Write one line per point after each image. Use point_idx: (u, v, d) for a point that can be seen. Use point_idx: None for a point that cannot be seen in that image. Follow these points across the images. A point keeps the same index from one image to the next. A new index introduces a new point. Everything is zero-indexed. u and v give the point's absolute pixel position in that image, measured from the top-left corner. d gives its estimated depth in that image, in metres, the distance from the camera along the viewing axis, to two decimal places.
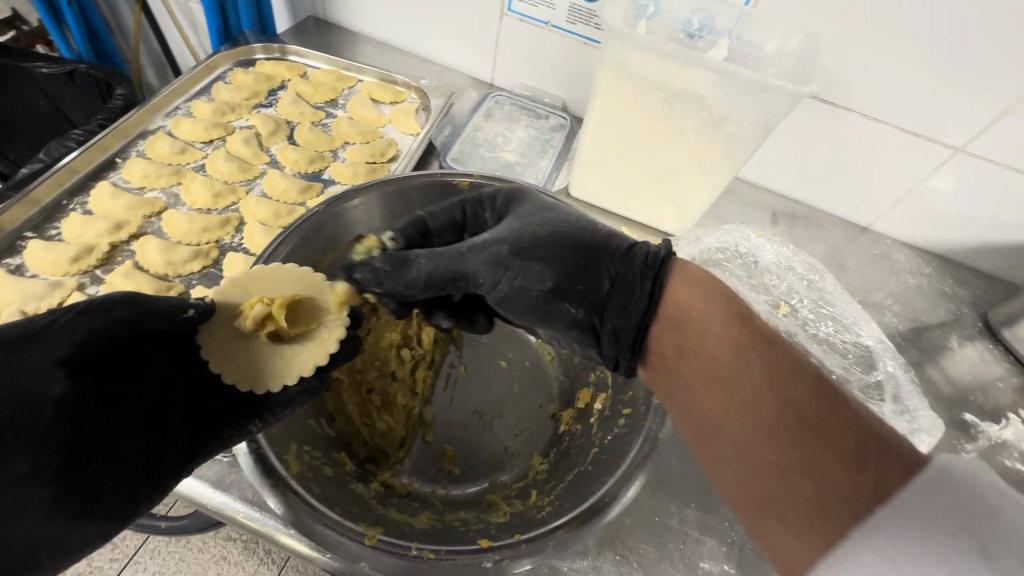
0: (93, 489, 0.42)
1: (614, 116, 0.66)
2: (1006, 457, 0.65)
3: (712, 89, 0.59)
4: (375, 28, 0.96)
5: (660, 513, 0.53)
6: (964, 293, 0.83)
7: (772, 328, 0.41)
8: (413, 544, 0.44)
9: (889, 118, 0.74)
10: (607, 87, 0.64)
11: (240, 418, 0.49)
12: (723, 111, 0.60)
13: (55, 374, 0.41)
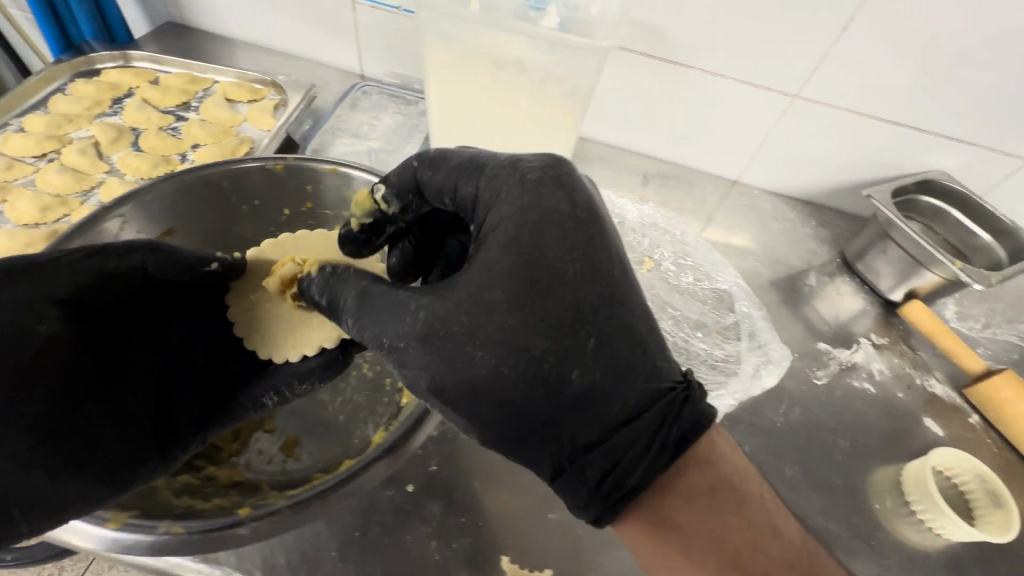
0: (94, 443, 0.47)
1: (451, 93, 0.67)
2: (856, 379, 0.69)
3: (533, 54, 0.61)
4: (236, 28, 0.94)
5: (509, 472, 0.53)
6: (824, 234, 0.88)
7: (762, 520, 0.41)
8: (163, 523, 0.45)
9: (728, 73, 0.77)
10: (440, 59, 0.64)
11: (258, 391, 0.57)
12: (544, 73, 0.62)
13: (50, 316, 0.46)
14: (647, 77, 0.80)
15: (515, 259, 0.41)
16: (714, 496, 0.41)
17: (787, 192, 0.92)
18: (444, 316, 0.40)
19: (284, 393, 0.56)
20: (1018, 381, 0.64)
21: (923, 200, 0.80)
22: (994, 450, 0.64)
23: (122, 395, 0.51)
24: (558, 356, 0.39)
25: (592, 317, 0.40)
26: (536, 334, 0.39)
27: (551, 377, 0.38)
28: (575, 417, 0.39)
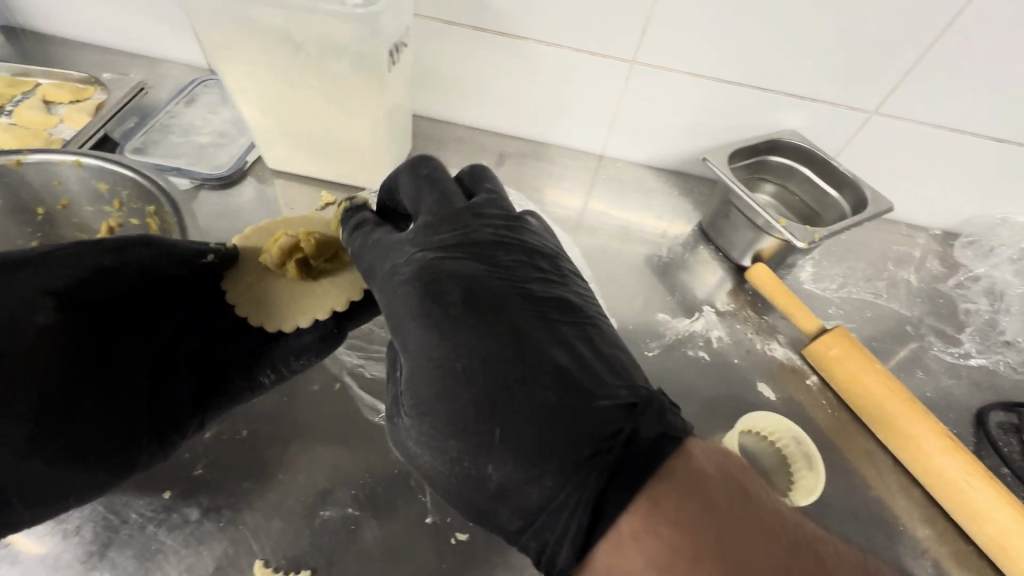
0: (85, 432, 0.45)
1: (238, 80, 0.62)
2: (693, 348, 0.67)
3: (297, 27, 0.55)
4: (67, 26, 0.89)
5: (285, 470, 0.50)
6: (686, 203, 0.87)
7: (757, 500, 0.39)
8: None
9: (565, 41, 0.74)
10: (211, 38, 0.57)
11: (255, 369, 0.53)
12: (318, 49, 0.57)
13: (42, 305, 0.42)
14: (484, 54, 0.76)
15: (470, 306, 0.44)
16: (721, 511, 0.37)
17: (653, 163, 0.90)
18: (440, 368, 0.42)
19: (285, 369, 0.53)
20: (846, 337, 0.62)
21: (773, 159, 0.79)
22: (827, 410, 0.63)
23: (119, 391, 0.48)
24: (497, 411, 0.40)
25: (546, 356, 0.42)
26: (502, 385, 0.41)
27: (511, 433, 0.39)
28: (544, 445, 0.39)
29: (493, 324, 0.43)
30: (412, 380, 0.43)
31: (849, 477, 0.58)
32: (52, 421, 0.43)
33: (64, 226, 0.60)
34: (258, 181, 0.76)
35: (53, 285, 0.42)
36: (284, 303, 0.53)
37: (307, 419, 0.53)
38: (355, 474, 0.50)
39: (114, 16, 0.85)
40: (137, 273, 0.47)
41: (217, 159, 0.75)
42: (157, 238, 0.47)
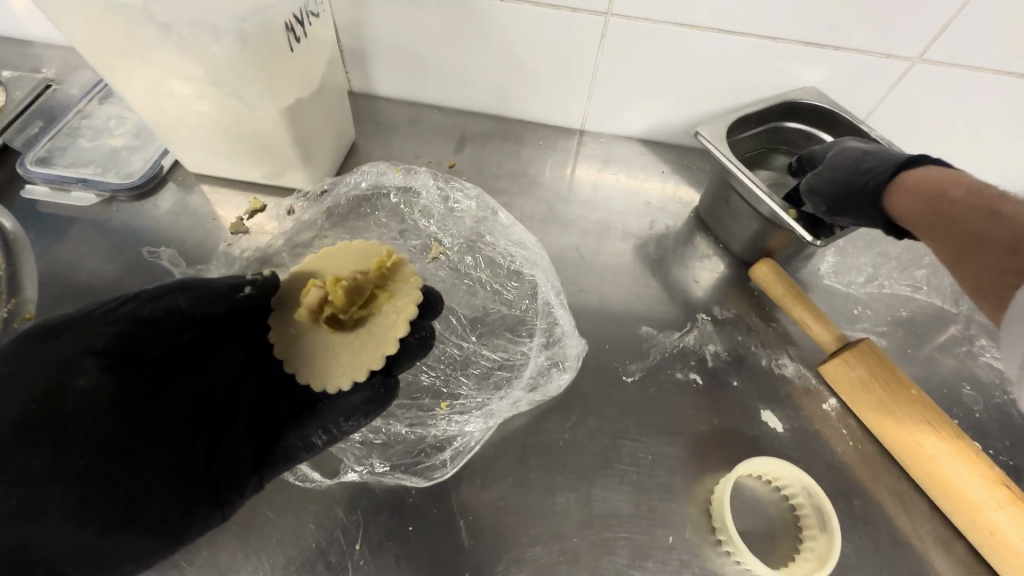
0: (135, 497, 0.40)
1: (117, 74, 0.51)
2: (683, 368, 0.55)
3: (158, 5, 0.43)
4: None
5: (185, 549, 0.43)
6: (682, 182, 0.73)
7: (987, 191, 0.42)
8: None
9: None
10: (51, 14, 0.45)
11: (307, 427, 0.44)
12: (191, 31, 0.45)
13: (85, 365, 0.40)
14: (427, 18, 0.64)
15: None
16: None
17: (642, 134, 0.76)
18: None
19: (335, 431, 0.44)
20: (874, 355, 0.50)
21: (789, 127, 0.66)
22: (849, 443, 0.51)
23: (169, 445, 0.44)
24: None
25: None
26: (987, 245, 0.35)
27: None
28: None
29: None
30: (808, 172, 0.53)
31: (875, 531, 0.47)
32: (96, 488, 0.38)
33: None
34: (178, 188, 0.67)
35: (90, 342, 0.40)
36: (325, 356, 0.46)
37: None
38: (266, 551, 0.43)
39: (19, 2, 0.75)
40: (184, 319, 0.45)
41: (128, 165, 0.66)
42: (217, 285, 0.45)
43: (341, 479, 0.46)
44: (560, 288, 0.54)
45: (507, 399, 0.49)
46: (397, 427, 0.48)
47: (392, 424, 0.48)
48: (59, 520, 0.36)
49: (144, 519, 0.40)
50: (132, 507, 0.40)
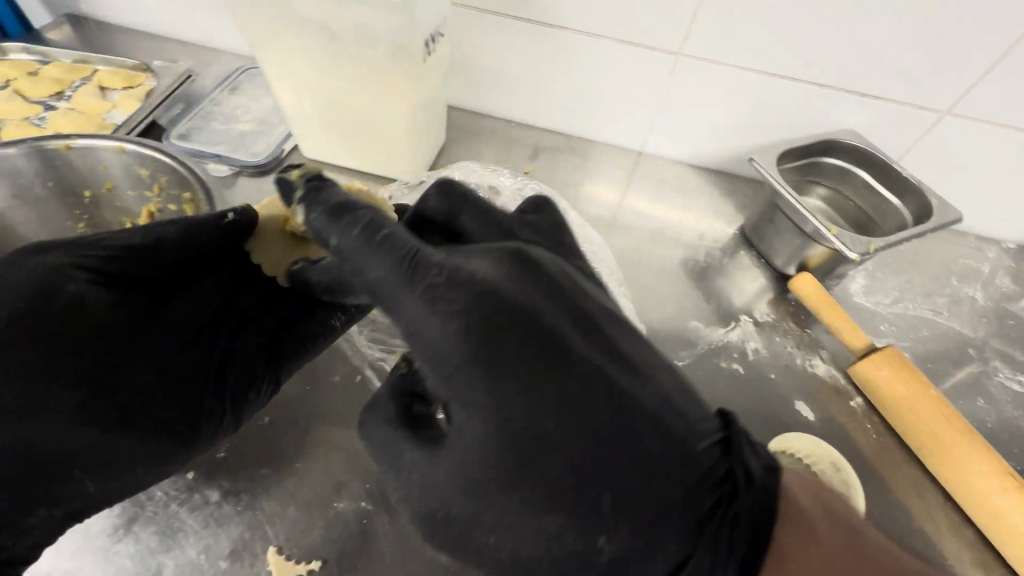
0: (130, 398, 0.47)
1: (277, 66, 0.62)
2: (726, 359, 0.64)
3: (334, 16, 0.54)
4: (128, 16, 0.93)
5: (303, 459, 0.50)
6: (727, 205, 0.82)
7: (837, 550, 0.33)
8: None
9: (603, 33, 0.71)
10: (254, 27, 0.58)
11: (327, 313, 0.55)
12: (354, 38, 0.56)
13: (75, 276, 0.47)
14: (521, 42, 0.74)
15: (435, 500, 0.38)
16: (799, 520, 0.34)
17: (693, 161, 0.85)
18: (449, 484, 0.37)
19: (352, 312, 0.55)
20: (897, 359, 0.57)
21: (827, 161, 0.73)
22: (872, 436, 0.58)
23: (161, 356, 0.50)
24: (580, 485, 0.34)
25: (547, 328, 0.36)
26: (514, 505, 0.35)
27: (580, 521, 0.34)
28: (640, 534, 0.33)
29: (502, 487, 0.35)
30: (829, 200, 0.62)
31: (894, 511, 0.54)
32: (92, 391, 0.46)
33: (108, 211, 0.66)
34: (293, 169, 0.78)
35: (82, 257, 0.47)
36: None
37: (325, 409, 0.54)
38: (369, 468, 0.50)
39: (170, 6, 0.88)
40: (172, 250, 0.50)
41: (255, 147, 0.77)
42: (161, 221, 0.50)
43: None
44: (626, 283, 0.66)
45: None
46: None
47: None
48: (63, 420, 0.43)
49: (142, 416, 0.47)
50: (129, 409, 0.46)
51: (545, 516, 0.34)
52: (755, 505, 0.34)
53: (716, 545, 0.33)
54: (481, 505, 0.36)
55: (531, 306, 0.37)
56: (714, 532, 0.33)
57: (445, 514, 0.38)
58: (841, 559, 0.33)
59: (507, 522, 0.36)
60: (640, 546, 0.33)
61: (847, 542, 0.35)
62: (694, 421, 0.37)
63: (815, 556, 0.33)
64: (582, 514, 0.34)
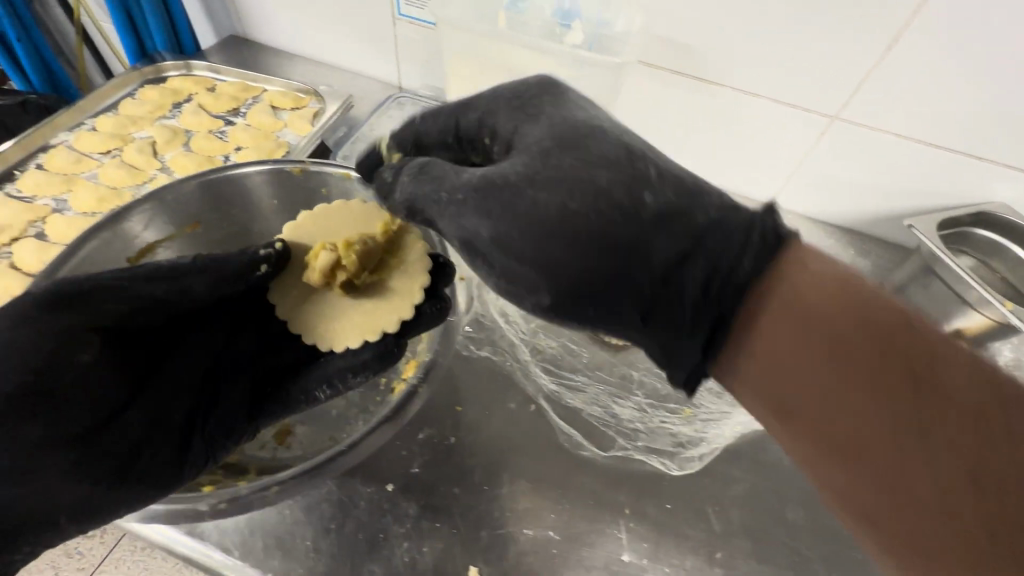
0: (130, 442, 0.46)
1: None
2: None
3: None
4: (290, 41, 1.00)
5: (490, 482, 0.52)
6: (863, 263, 0.82)
7: (887, 372, 0.32)
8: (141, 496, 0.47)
9: (762, 91, 0.74)
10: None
11: (309, 383, 0.52)
12: None
13: (84, 336, 0.45)
14: (672, 93, 0.77)
15: (483, 177, 0.41)
16: (816, 267, 0.36)
17: (825, 217, 0.86)
18: (504, 172, 0.41)
19: (339, 385, 0.51)
20: None
21: (979, 232, 0.74)
22: None
23: (153, 403, 0.50)
24: (625, 182, 0.40)
25: (643, 154, 0.42)
26: (561, 234, 0.38)
27: (626, 199, 0.39)
28: (662, 234, 0.39)
29: (553, 240, 0.38)
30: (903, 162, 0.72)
31: None
32: (98, 436, 0.45)
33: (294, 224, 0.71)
34: None
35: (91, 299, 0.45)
36: (339, 321, 0.55)
37: (506, 435, 0.56)
38: (554, 498, 0.52)
39: (334, 36, 0.95)
40: (186, 297, 0.52)
41: None
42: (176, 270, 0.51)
43: (613, 453, 0.55)
44: None
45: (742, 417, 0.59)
46: (650, 422, 0.58)
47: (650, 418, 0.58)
48: (57, 474, 0.41)
49: (146, 456, 0.46)
50: (126, 462, 0.45)
51: (582, 229, 0.38)
52: (756, 248, 0.37)
53: (727, 264, 0.38)
54: (518, 233, 0.39)
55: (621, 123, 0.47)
56: (740, 250, 0.38)
57: (487, 186, 0.40)
58: (896, 361, 0.32)
59: (549, 232, 0.38)
60: (667, 255, 0.39)
61: (949, 389, 0.31)
62: (722, 204, 0.41)
63: (808, 312, 0.35)
64: (619, 209, 0.39)
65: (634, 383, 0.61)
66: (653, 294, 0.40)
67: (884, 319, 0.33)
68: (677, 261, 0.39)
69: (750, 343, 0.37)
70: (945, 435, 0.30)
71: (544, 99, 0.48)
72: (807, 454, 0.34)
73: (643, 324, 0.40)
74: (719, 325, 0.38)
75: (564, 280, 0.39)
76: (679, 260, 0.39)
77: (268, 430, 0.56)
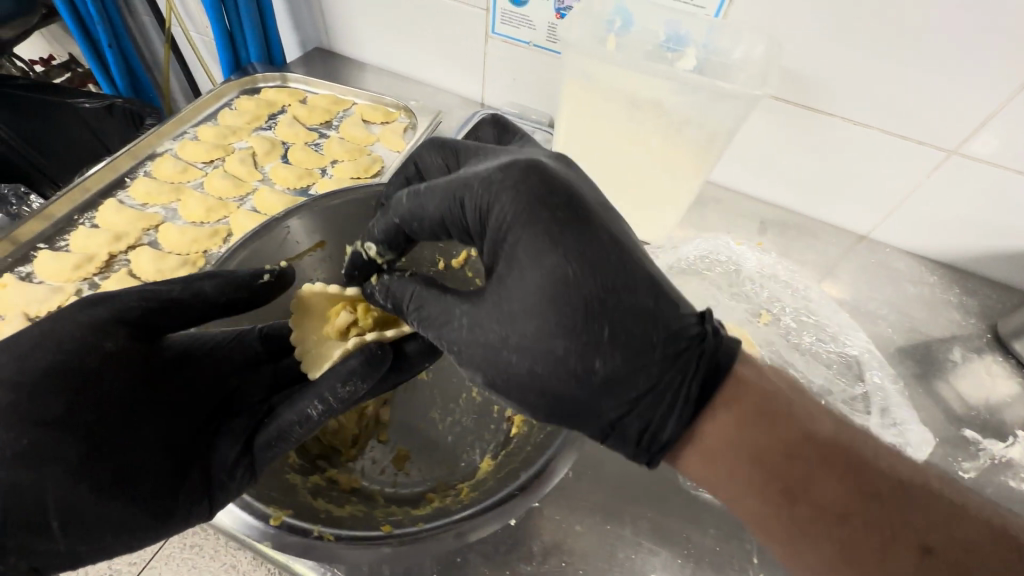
0: (133, 461, 0.41)
1: (586, 125, 0.68)
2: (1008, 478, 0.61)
3: (677, 98, 0.61)
4: (374, 55, 1.00)
5: (612, 521, 0.51)
6: (972, 303, 0.77)
7: (773, 437, 0.36)
8: (315, 527, 0.41)
9: (872, 121, 0.70)
10: (572, 102, 0.67)
11: (302, 399, 0.46)
12: (684, 116, 0.62)
13: (114, 333, 0.43)
14: (777, 121, 0.75)
15: (467, 330, 0.39)
16: (744, 378, 0.38)
17: (931, 254, 0.81)
18: (478, 321, 0.38)
19: (331, 400, 0.44)
20: None
21: None
22: None
23: (168, 420, 0.46)
24: (582, 351, 0.35)
25: (606, 308, 0.35)
26: (533, 388, 0.37)
27: (577, 368, 0.35)
28: (610, 397, 0.36)
29: (531, 396, 0.37)
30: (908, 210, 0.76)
31: None
32: (106, 441, 0.40)
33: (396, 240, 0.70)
34: None
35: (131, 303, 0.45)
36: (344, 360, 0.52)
37: (623, 472, 0.54)
38: (679, 541, 0.50)
39: (420, 51, 0.94)
40: (209, 306, 0.48)
41: None
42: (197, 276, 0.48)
43: None
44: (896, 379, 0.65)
45: None
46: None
47: None
48: (57, 469, 0.37)
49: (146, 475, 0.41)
50: (125, 471, 0.40)
51: (545, 382, 0.36)
52: (703, 374, 0.37)
53: (656, 423, 0.37)
54: (508, 387, 0.38)
55: (582, 208, 0.37)
56: (668, 411, 0.37)
57: (466, 347, 0.39)
58: (823, 444, 0.36)
59: (528, 388, 0.37)
60: (612, 411, 0.37)
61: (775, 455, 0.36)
62: (672, 351, 0.36)
63: (742, 411, 0.37)
64: (574, 376, 0.36)
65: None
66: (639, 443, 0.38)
67: (800, 418, 0.36)
68: (626, 408, 0.37)
69: (703, 445, 0.38)
70: (865, 516, 0.34)
71: (541, 194, 0.37)
72: (787, 527, 0.35)
73: (607, 440, 0.38)
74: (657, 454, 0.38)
75: (542, 410, 0.37)
76: (620, 416, 0.37)
77: (386, 454, 0.54)
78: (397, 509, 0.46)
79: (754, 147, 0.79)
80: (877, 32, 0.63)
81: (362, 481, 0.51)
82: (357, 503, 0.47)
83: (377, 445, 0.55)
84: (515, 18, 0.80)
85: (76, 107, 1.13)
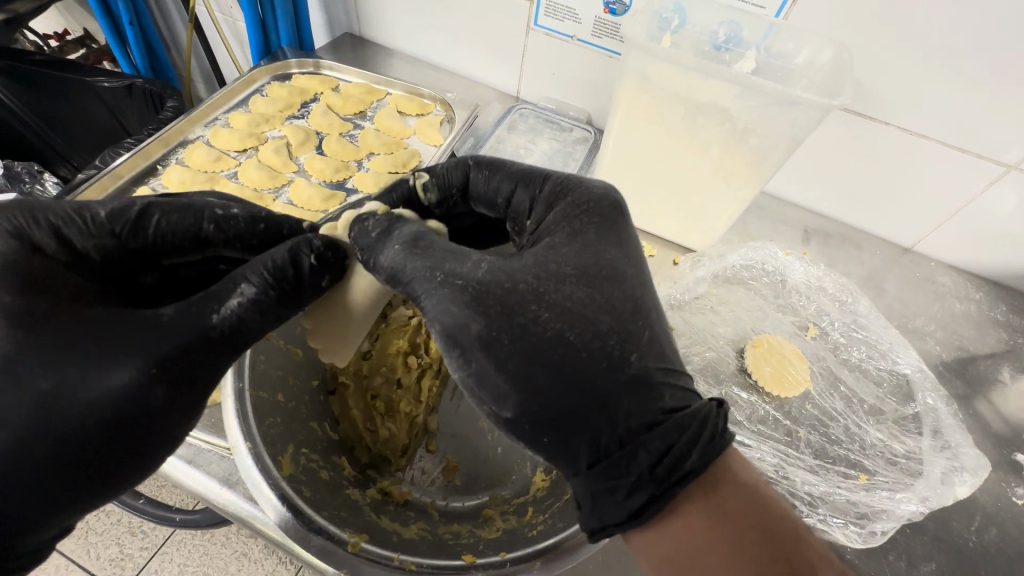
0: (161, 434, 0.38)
1: (638, 127, 0.65)
2: None
3: (737, 103, 0.57)
4: (404, 42, 0.95)
5: None
6: (1019, 321, 0.76)
7: (734, 491, 0.37)
8: (396, 555, 0.41)
9: (935, 134, 0.66)
10: (627, 103, 0.64)
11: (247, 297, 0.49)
12: (746, 123, 0.59)
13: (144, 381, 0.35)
14: (829, 130, 0.72)
15: (488, 274, 0.36)
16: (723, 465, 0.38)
17: (981, 270, 0.78)
18: (506, 270, 0.36)
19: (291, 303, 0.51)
20: None
21: None
22: None
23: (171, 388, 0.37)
24: (623, 338, 0.36)
25: (649, 313, 0.39)
26: (540, 359, 0.35)
27: (614, 356, 0.36)
28: (634, 398, 0.35)
29: (534, 363, 0.34)
30: (963, 218, 0.73)
31: None
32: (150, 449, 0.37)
33: None
34: None
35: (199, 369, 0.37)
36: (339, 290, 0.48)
37: None
38: None
39: (453, 41, 0.89)
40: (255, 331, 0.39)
41: None
42: (234, 316, 0.38)
43: None
44: (948, 399, 0.65)
45: (916, 494, 0.56)
46: (824, 487, 0.57)
47: (817, 488, 0.57)
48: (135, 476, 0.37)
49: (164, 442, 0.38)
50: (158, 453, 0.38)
51: (565, 364, 0.35)
52: (699, 441, 0.36)
53: (678, 450, 0.35)
54: (507, 350, 0.35)
55: (626, 280, 0.39)
56: (691, 440, 0.36)
57: (476, 285, 0.35)
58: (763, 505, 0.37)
59: (538, 355, 0.35)
60: (631, 419, 0.36)
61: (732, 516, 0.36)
62: (675, 393, 0.37)
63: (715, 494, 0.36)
64: (608, 359, 0.35)
65: (801, 441, 0.61)
66: (638, 479, 0.35)
67: (741, 479, 0.37)
68: (639, 431, 0.36)
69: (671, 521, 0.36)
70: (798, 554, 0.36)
71: (616, 215, 0.42)
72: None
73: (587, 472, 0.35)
74: (649, 501, 0.36)
75: (533, 408, 0.34)
76: (641, 428, 0.36)
77: (437, 465, 0.58)
78: (460, 529, 0.50)
79: (806, 154, 0.76)
80: (955, 44, 0.59)
81: (413, 492, 0.55)
82: (416, 519, 0.50)
83: (426, 454, 0.59)
84: (560, 10, 0.75)
85: (93, 85, 1.04)
